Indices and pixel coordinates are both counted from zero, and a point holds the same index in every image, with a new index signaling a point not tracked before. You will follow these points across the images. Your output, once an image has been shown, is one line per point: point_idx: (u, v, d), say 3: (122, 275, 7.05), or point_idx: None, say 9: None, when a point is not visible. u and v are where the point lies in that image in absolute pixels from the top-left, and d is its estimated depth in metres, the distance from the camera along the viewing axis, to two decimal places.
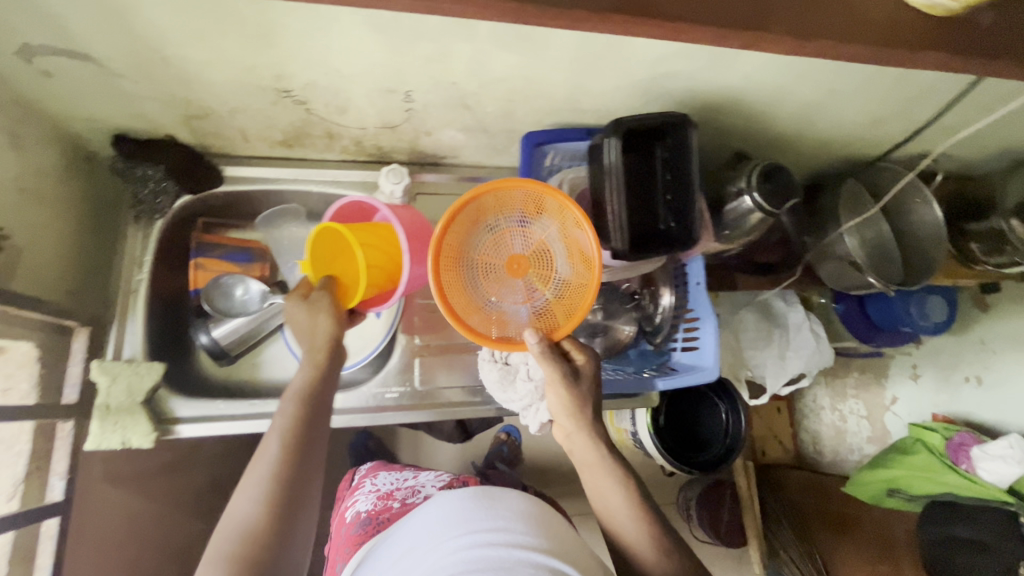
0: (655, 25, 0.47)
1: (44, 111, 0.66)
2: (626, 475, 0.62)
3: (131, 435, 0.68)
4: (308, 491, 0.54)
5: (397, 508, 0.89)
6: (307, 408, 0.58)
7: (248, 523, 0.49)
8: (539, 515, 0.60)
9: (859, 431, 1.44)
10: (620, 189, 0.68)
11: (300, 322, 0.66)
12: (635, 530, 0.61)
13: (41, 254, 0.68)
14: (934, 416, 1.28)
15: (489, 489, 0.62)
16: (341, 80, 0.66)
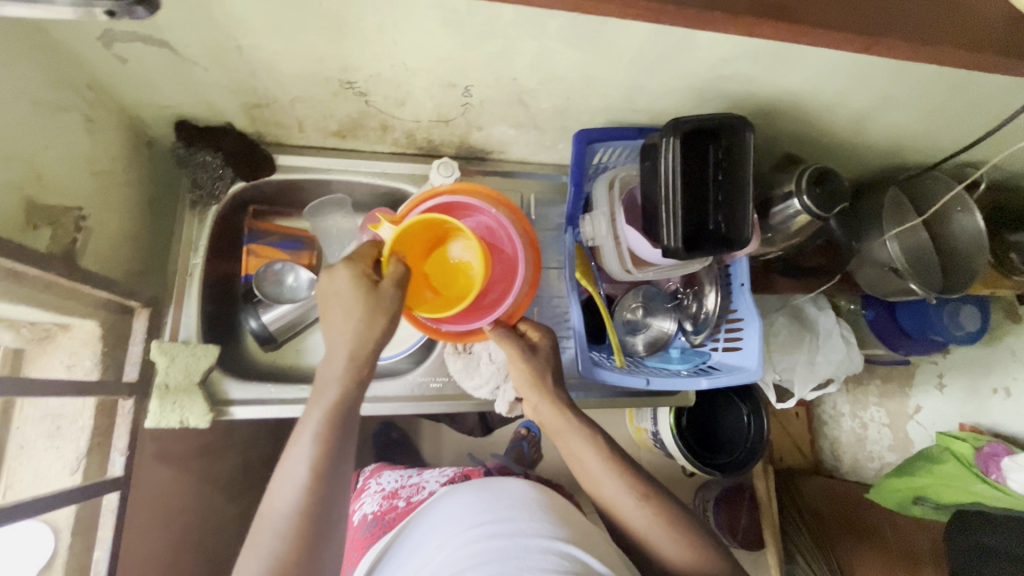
0: (787, 27, 0.50)
1: (114, 95, 0.68)
2: (590, 434, 0.71)
3: (188, 414, 0.70)
4: (349, 467, 0.58)
5: (402, 507, 0.90)
6: (327, 428, 0.58)
7: (284, 524, 0.53)
8: (536, 503, 0.70)
9: (880, 439, 1.44)
10: (676, 185, 0.68)
11: (347, 316, 0.61)
12: (609, 482, 0.68)
13: (106, 235, 0.70)
14: (961, 427, 1.27)
15: (498, 489, 0.73)
16: (405, 72, 0.67)
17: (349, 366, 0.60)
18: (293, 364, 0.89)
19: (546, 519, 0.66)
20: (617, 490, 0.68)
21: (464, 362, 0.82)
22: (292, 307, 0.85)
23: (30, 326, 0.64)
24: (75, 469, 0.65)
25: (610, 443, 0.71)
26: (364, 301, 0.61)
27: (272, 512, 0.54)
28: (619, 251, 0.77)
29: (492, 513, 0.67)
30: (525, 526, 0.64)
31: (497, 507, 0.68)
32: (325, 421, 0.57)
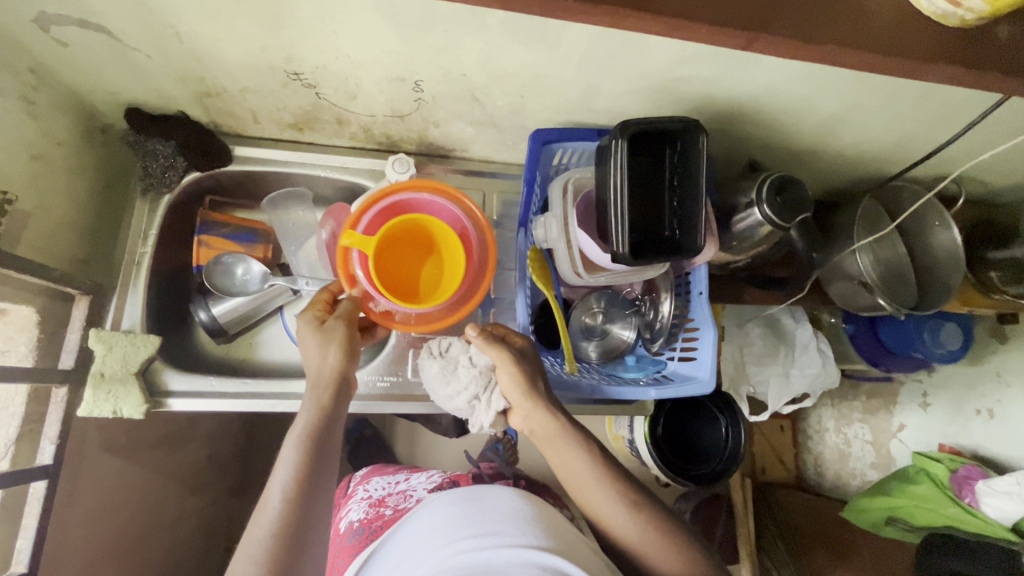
0: (648, 19, 0.43)
1: (60, 80, 0.68)
2: (587, 444, 0.69)
3: (123, 405, 0.69)
4: (327, 489, 0.58)
5: (389, 515, 0.88)
6: (311, 444, 0.59)
7: (273, 523, 0.53)
8: (525, 515, 0.67)
9: (863, 456, 1.40)
10: (625, 189, 0.66)
11: (310, 352, 0.66)
12: (604, 496, 0.66)
13: (47, 219, 0.69)
14: (941, 446, 1.23)
15: (484, 497, 0.70)
16: (351, 65, 0.66)
17: (323, 393, 0.64)
18: (247, 357, 0.88)
19: (532, 530, 0.64)
20: (611, 504, 0.66)
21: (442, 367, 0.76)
22: (245, 300, 0.84)
23: None
24: (2, 456, 0.64)
25: (605, 455, 0.69)
26: (327, 334, 0.67)
27: (253, 530, 0.53)
28: (571, 254, 0.76)
29: (476, 524, 0.64)
30: (507, 538, 0.61)
31: (481, 518, 0.65)
32: (300, 444, 0.59)
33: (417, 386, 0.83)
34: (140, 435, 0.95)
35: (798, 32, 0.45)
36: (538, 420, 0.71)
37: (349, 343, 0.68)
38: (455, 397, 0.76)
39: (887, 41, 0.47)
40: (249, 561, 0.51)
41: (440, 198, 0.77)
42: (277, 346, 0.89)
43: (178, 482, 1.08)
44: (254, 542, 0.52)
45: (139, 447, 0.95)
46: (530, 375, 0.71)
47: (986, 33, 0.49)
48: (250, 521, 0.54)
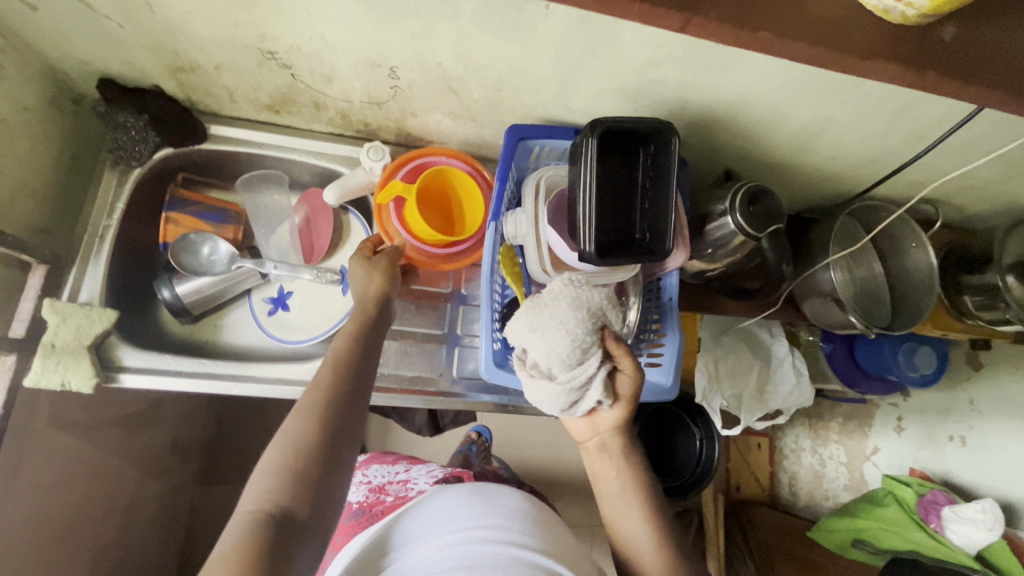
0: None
1: (31, 44, 0.67)
2: (637, 469, 0.67)
3: (71, 378, 0.67)
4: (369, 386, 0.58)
5: (389, 501, 0.83)
6: (358, 344, 0.60)
7: (325, 392, 0.54)
8: (530, 515, 0.65)
9: (836, 478, 1.39)
10: (592, 187, 0.66)
11: (356, 278, 0.68)
12: (635, 524, 0.64)
13: (7, 183, 0.67)
14: (912, 471, 1.22)
15: (491, 493, 0.67)
16: (325, 46, 0.65)
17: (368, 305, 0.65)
18: (211, 339, 0.86)
19: (536, 531, 0.63)
20: (642, 531, 0.63)
21: (579, 322, 0.59)
22: (210, 281, 0.83)
23: None
24: None
25: (652, 489, 0.66)
26: (375, 263, 0.70)
27: (306, 398, 0.53)
28: (540, 252, 0.74)
29: (484, 517, 0.62)
30: (515, 536, 0.60)
31: (490, 511, 0.63)
32: (348, 339, 0.60)
33: (380, 378, 0.80)
34: (97, 412, 0.93)
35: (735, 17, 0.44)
36: (604, 431, 0.66)
37: (394, 273, 0.70)
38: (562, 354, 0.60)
39: (824, 34, 0.46)
40: (300, 423, 0.51)
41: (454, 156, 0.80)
42: (243, 330, 0.87)
43: (135, 465, 1.06)
44: (299, 415, 0.51)
45: (94, 424, 0.93)
46: (633, 402, 0.64)
47: (930, 34, 0.49)
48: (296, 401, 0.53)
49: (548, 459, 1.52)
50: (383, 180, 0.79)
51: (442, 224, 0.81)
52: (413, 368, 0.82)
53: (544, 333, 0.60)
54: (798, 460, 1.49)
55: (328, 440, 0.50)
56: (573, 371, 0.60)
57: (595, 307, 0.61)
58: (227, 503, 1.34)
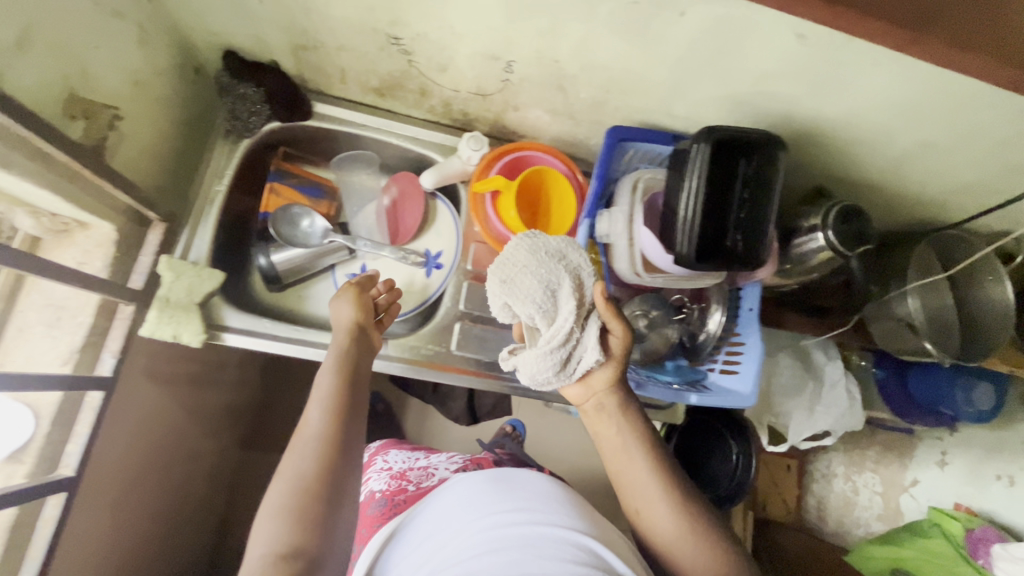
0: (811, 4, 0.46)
1: (173, 15, 0.70)
2: (637, 427, 0.66)
3: (183, 330, 0.71)
4: (361, 416, 0.61)
5: (411, 491, 0.84)
6: (343, 379, 0.62)
7: (317, 432, 0.57)
8: (559, 497, 0.66)
9: (869, 506, 1.35)
10: (698, 195, 0.67)
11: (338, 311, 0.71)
12: (643, 482, 0.63)
13: (142, 144, 0.71)
14: (957, 507, 1.17)
15: (514, 479, 0.68)
16: (451, 36, 0.68)
17: (346, 338, 0.67)
18: (295, 308, 0.89)
19: (566, 511, 0.63)
20: (652, 490, 0.62)
21: (543, 264, 0.64)
22: (303, 251, 0.86)
23: (51, 217, 0.66)
24: (66, 361, 0.66)
25: (657, 447, 0.65)
26: (354, 295, 0.71)
27: (299, 441, 0.57)
28: (630, 253, 0.77)
29: (510, 501, 0.63)
30: (543, 516, 0.60)
31: (516, 496, 0.64)
32: (335, 375, 0.62)
33: (460, 359, 0.83)
34: (179, 367, 0.97)
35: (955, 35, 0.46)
36: (599, 391, 0.67)
37: (370, 302, 0.72)
38: (534, 298, 0.63)
39: None
40: (296, 471, 0.54)
41: (550, 152, 0.82)
42: (326, 302, 0.90)
43: (198, 421, 1.09)
44: (296, 459, 0.55)
45: (176, 379, 0.97)
46: (624, 357, 0.66)
47: None
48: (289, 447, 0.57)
49: (582, 458, 1.53)
50: (475, 174, 0.82)
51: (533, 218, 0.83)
52: (487, 352, 0.83)
53: (523, 287, 0.63)
54: (828, 485, 1.46)
55: (325, 484, 0.53)
56: (562, 323, 0.63)
57: (554, 250, 0.65)
58: (272, 467, 1.38)
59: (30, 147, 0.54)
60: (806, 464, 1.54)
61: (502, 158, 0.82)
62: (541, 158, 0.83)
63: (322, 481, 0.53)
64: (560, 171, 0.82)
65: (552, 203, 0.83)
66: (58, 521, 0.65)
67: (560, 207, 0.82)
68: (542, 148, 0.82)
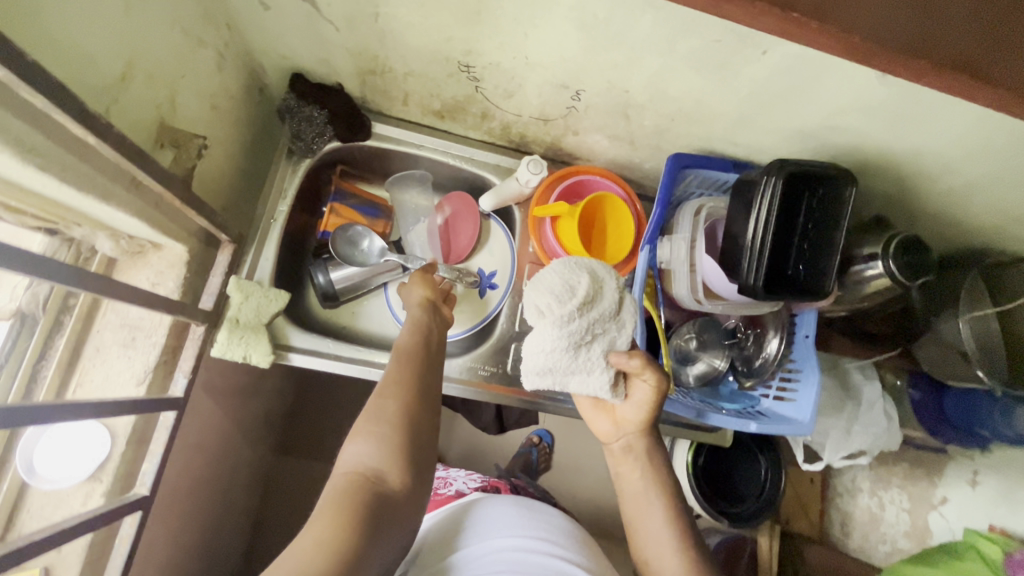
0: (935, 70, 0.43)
1: (248, 41, 0.71)
2: (663, 478, 0.62)
3: (252, 352, 0.73)
4: (438, 369, 0.64)
5: (427, 498, 0.83)
6: (425, 337, 0.66)
7: (400, 372, 0.60)
8: (574, 534, 0.67)
9: (897, 523, 1.19)
10: (766, 229, 0.68)
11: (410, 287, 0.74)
12: (658, 539, 0.59)
13: (215, 167, 0.72)
14: (991, 528, 1.04)
15: (536, 507, 0.69)
16: (524, 66, 0.68)
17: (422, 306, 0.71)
18: (350, 325, 0.90)
19: (581, 549, 0.64)
20: (669, 552, 0.58)
21: (584, 292, 0.60)
22: (359, 270, 0.86)
23: (128, 239, 0.67)
24: (141, 382, 0.67)
25: (681, 503, 0.62)
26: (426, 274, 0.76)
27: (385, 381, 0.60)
28: (691, 279, 0.78)
29: (531, 527, 0.64)
30: (559, 550, 0.61)
31: (537, 523, 0.65)
32: (415, 332, 0.66)
33: (516, 381, 0.84)
34: (229, 379, 0.98)
35: None
36: (629, 431, 0.64)
37: (438, 283, 0.75)
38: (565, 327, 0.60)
39: None
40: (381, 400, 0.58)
41: (609, 177, 0.83)
42: (381, 320, 0.91)
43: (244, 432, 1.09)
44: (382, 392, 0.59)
45: (226, 391, 0.98)
46: (659, 399, 0.63)
47: None
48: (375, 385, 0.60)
49: None
50: (534, 198, 0.83)
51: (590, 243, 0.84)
52: None
53: (544, 280, 0.62)
54: (852, 501, 1.28)
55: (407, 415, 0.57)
56: (561, 328, 0.60)
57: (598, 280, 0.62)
58: (305, 475, 1.38)
59: (125, 178, 0.55)
60: (829, 478, 1.34)
61: (562, 182, 0.83)
62: (595, 181, 0.84)
63: (405, 411, 0.57)
64: (616, 193, 0.83)
65: (608, 226, 0.83)
66: (134, 540, 0.66)
67: (618, 233, 0.83)
68: (603, 174, 0.83)
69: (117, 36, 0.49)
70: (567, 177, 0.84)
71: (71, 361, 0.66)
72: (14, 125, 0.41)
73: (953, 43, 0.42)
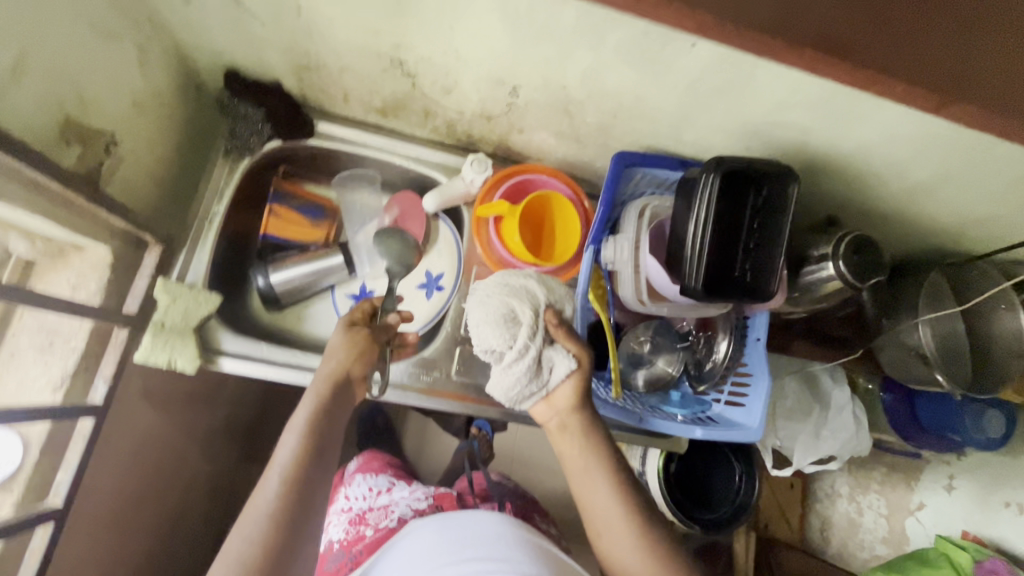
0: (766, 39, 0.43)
1: (174, 35, 0.69)
2: (602, 450, 0.64)
3: (177, 356, 0.70)
4: (324, 484, 0.60)
5: (369, 538, 0.79)
6: (310, 442, 0.60)
7: (267, 509, 0.56)
8: (512, 538, 0.64)
9: (875, 529, 1.16)
10: (705, 227, 0.66)
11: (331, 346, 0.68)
12: (605, 508, 0.62)
13: (140, 166, 0.70)
14: (963, 534, 1.00)
15: (469, 521, 0.66)
16: (456, 61, 0.66)
17: (325, 386, 0.64)
18: (294, 329, 0.88)
19: (519, 555, 0.61)
20: (615, 520, 0.61)
21: (514, 307, 0.67)
22: (301, 272, 0.85)
23: (45, 241, 0.65)
24: (57, 388, 0.65)
25: (622, 468, 0.64)
26: (352, 334, 0.68)
27: (249, 511, 0.56)
28: (636, 280, 0.76)
29: (456, 552, 0.61)
30: (491, 566, 0.58)
31: (466, 544, 0.62)
32: (304, 434, 0.60)
33: (460, 386, 0.82)
34: (174, 386, 0.95)
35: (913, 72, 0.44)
36: (561, 411, 0.66)
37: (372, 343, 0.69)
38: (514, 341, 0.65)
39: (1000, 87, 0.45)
40: (235, 547, 0.53)
41: (555, 176, 0.81)
42: (325, 323, 0.89)
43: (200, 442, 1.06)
44: (243, 531, 0.55)
45: (171, 398, 0.95)
46: (586, 374, 0.65)
47: None
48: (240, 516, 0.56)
49: None
50: (478, 197, 0.81)
51: (535, 241, 0.81)
52: (489, 378, 0.82)
53: (481, 326, 0.67)
54: (830, 506, 1.24)
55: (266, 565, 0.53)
56: (518, 349, 0.64)
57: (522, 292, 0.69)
58: None
59: (25, 177, 0.53)
60: (808, 483, 1.30)
61: (507, 180, 0.81)
62: (541, 179, 0.82)
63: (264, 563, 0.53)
64: (561, 192, 0.80)
65: (554, 225, 0.81)
66: (45, 553, 0.63)
67: (565, 231, 0.81)
68: (548, 172, 0.81)
69: (4, 28, 0.47)
70: (512, 177, 0.81)
71: None
72: None
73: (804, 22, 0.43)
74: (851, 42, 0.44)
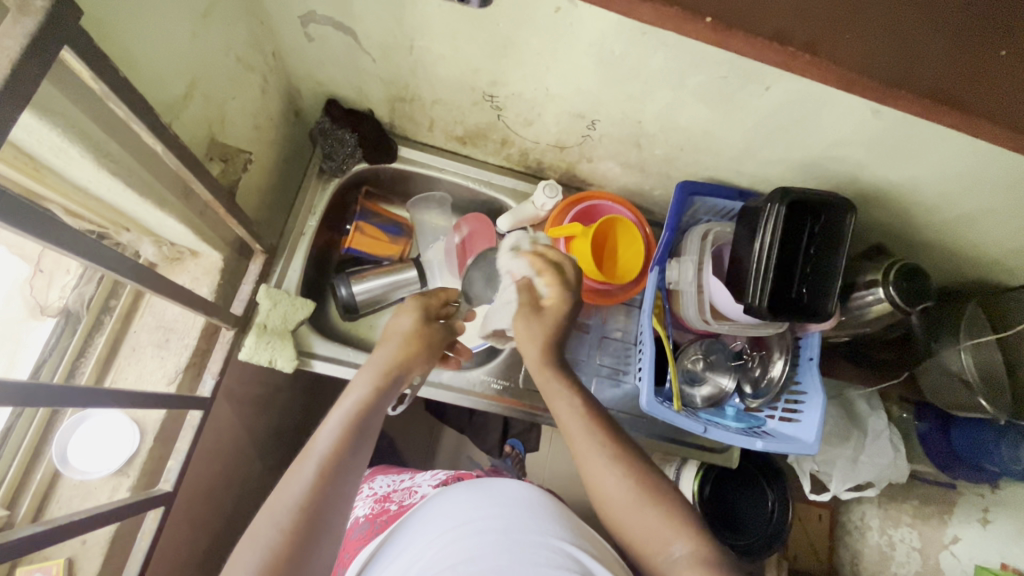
0: (755, 42, 0.40)
1: (291, 68, 0.78)
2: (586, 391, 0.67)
3: (277, 356, 0.76)
4: (358, 473, 0.58)
5: (394, 510, 0.79)
6: (352, 431, 0.59)
7: (302, 491, 0.54)
8: (537, 502, 0.69)
9: (908, 563, 1.08)
10: (770, 251, 0.71)
11: (390, 335, 0.70)
12: (593, 446, 0.62)
13: (250, 180, 0.77)
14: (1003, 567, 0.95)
15: (495, 488, 0.72)
16: (544, 96, 0.74)
17: (379, 379, 0.65)
18: (367, 337, 0.94)
19: (546, 517, 0.66)
20: (594, 452, 0.62)
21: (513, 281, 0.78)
22: (380, 283, 0.91)
23: (169, 246, 0.72)
24: (171, 381, 0.70)
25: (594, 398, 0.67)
26: (416, 330, 0.71)
27: (281, 497, 0.54)
28: (699, 300, 0.82)
29: (485, 510, 0.66)
30: (519, 524, 0.63)
31: (497, 504, 0.67)
32: (344, 422, 0.60)
33: (525, 395, 0.88)
34: (249, 389, 1.00)
35: (902, 79, 0.41)
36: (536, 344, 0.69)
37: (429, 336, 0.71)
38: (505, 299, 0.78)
39: (991, 95, 0.42)
40: (267, 531, 0.51)
41: (618, 201, 0.88)
42: None
43: (262, 450, 1.08)
44: (277, 515, 0.53)
45: (244, 401, 0.99)
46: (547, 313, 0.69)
47: None
48: (270, 501, 0.54)
49: None
50: (550, 220, 0.87)
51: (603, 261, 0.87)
52: None
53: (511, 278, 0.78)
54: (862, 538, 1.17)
55: (299, 544, 0.51)
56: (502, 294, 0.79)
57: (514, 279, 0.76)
58: None
59: (178, 189, 0.60)
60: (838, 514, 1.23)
61: (576, 205, 0.88)
62: (606, 205, 0.89)
63: (296, 542, 0.51)
64: (626, 217, 0.88)
65: (618, 244, 0.87)
66: (155, 535, 0.67)
67: (630, 251, 0.87)
68: (613, 199, 0.88)
69: (181, 61, 0.55)
70: (579, 202, 0.88)
71: (108, 359, 0.70)
72: (96, 133, 0.46)
73: (768, 17, 0.40)
74: (820, 39, 0.41)
